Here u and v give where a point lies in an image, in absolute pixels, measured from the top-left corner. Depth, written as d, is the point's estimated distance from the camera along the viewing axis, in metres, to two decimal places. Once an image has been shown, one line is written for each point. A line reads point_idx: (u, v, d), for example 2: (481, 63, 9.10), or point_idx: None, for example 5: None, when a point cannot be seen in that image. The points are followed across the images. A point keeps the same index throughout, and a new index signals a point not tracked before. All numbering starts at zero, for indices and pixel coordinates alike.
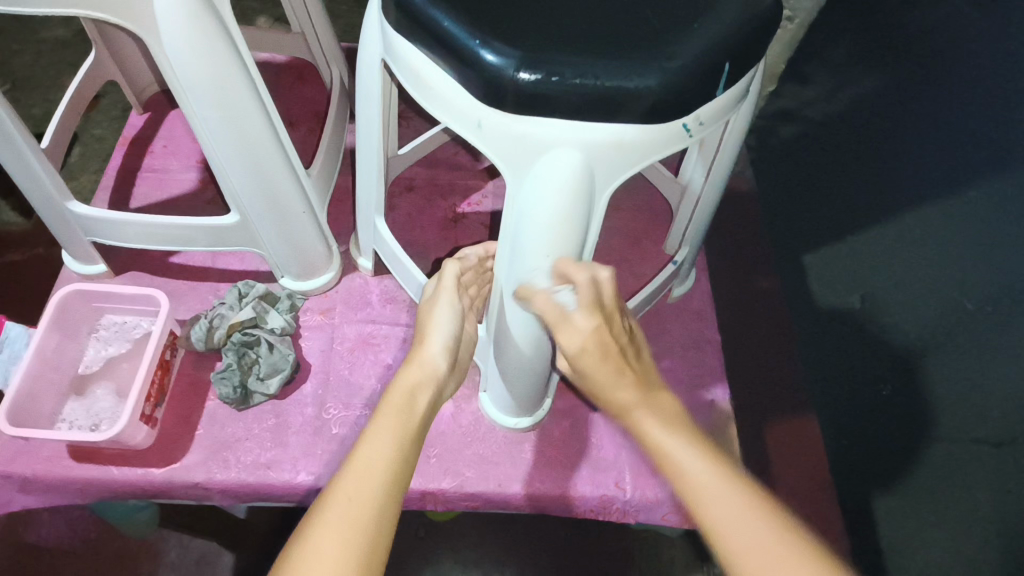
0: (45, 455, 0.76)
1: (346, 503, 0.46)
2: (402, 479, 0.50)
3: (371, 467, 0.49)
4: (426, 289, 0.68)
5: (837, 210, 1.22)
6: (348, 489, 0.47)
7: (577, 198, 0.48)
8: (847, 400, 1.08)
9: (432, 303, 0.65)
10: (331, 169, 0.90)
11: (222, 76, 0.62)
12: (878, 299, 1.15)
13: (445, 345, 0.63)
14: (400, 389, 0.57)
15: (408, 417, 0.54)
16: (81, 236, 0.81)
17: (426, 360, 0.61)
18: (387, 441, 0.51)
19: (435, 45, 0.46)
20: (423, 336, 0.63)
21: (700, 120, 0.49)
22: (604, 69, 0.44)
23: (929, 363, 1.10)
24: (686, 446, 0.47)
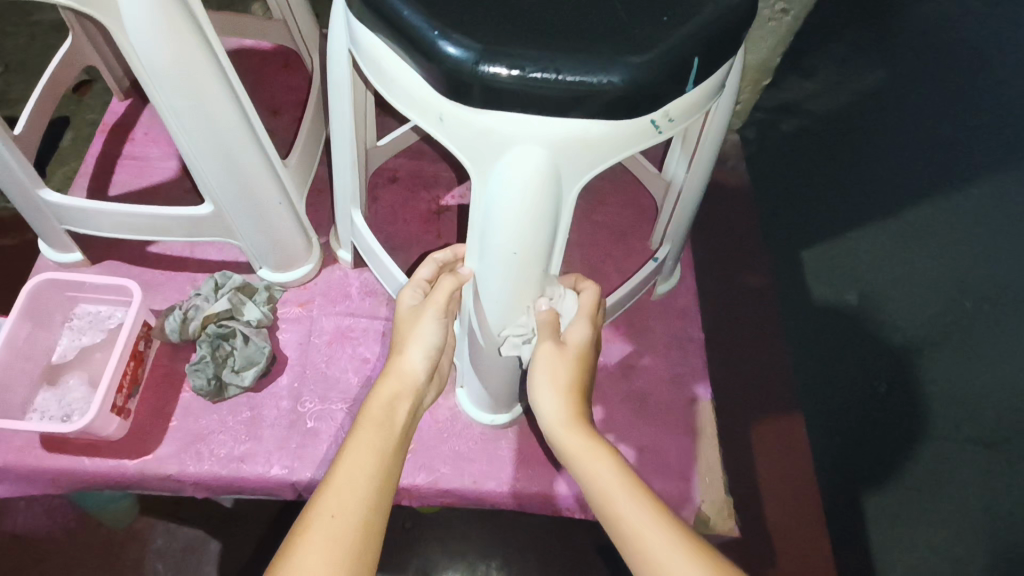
0: (17, 445, 0.75)
1: (328, 523, 0.46)
2: (383, 492, 0.50)
3: (352, 485, 0.48)
4: (406, 294, 0.62)
5: (831, 207, 1.19)
6: (329, 508, 0.47)
7: (544, 195, 0.47)
8: (840, 399, 1.05)
9: (416, 313, 0.60)
10: (311, 159, 0.88)
11: (191, 64, 0.60)
12: (875, 296, 1.12)
13: (427, 358, 0.59)
14: (378, 401, 0.55)
15: (389, 429, 0.54)
16: (55, 224, 0.80)
17: (405, 372, 0.58)
18: (367, 456, 0.51)
19: (396, 36, 0.45)
20: (404, 343, 0.59)
21: (670, 116, 0.47)
22: (567, 63, 0.42)
23: (927, 361, 1.07)
24: (614, 479, 0.49)
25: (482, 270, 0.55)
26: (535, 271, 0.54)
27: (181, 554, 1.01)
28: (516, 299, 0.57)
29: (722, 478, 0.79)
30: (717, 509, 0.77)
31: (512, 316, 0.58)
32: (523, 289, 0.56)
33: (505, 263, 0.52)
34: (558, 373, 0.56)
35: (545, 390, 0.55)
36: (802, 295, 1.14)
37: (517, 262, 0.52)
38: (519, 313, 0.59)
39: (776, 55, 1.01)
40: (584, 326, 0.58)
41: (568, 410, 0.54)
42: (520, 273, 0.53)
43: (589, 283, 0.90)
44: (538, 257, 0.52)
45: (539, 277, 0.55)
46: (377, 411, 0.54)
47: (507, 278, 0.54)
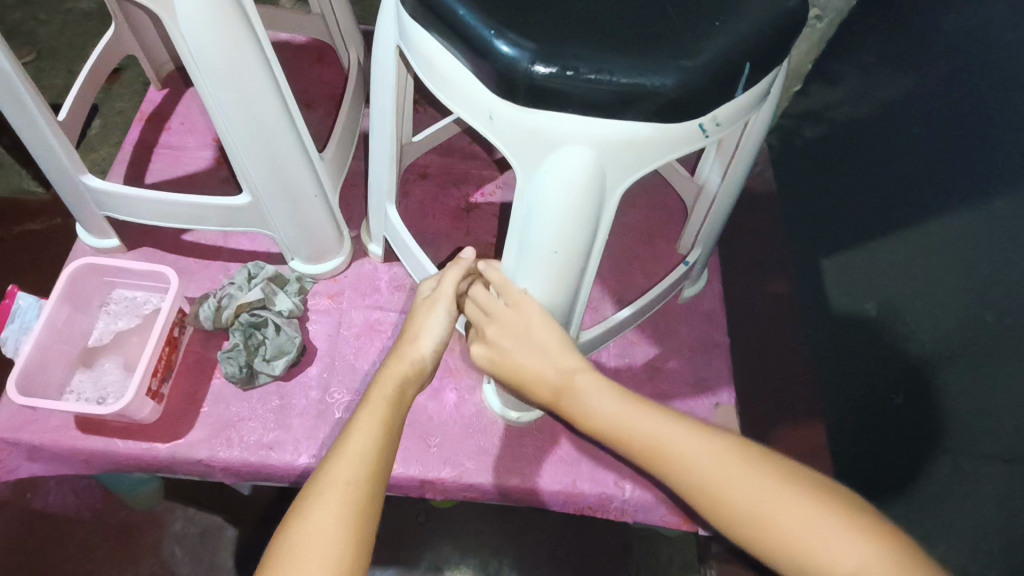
0: (53, 425, 0.77)
1: (341, 489, 0.48)
2: (387, 464, 0.52)
3: (360, 453, 0.51)
4: (423, 288, 0.67)
5: (853, 216, 1.17)
6: (341, 473, 0.49)
7: (587, 195, 0.47)
8: (857, 408, 1.03)
9: (429, 305, 0.64)
10: (345, 154, 0.89)
11: (238, 56, 0.61)
12: (894, 306, 1.10)
13: (436, 347, 0.63)
14: (386, 380, 0.58)
15: (394, 406, 0.56)
16: (95, 210, 0.82)
17: (416, 357, 0.61)
18: (373, 429, 0.53)
19: (450, 34, 0.45)
20: (416, 332, 0.63)
21: (717, 121, 0.48)
22: (620, 66, 0.43)
23: (941, 374, 1.04)
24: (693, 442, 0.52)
25: (520, 268, 0.56)
26: (573, 270, 0.54)
27: (200, 538, 1.02)
28: (552, 298, 0.57)
29: None
30: None
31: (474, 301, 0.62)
32: (560, 288, 0.56)
33: (544, 262, 0.53)
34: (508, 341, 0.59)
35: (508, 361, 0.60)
36: (822, 304, 1.12)
37: (556, 261, 0.52)
38: (554, 311, 0.59)
39: (811, 60, 1.00)
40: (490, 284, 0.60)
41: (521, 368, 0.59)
42: (559, 272, 0.54)
43: (616, 284, 0.90)
44: (577, 256, 0.52)
45: (577, 276, 0.55)
46: (384, 389, 0.57)
47: (545, 277, 0.54)
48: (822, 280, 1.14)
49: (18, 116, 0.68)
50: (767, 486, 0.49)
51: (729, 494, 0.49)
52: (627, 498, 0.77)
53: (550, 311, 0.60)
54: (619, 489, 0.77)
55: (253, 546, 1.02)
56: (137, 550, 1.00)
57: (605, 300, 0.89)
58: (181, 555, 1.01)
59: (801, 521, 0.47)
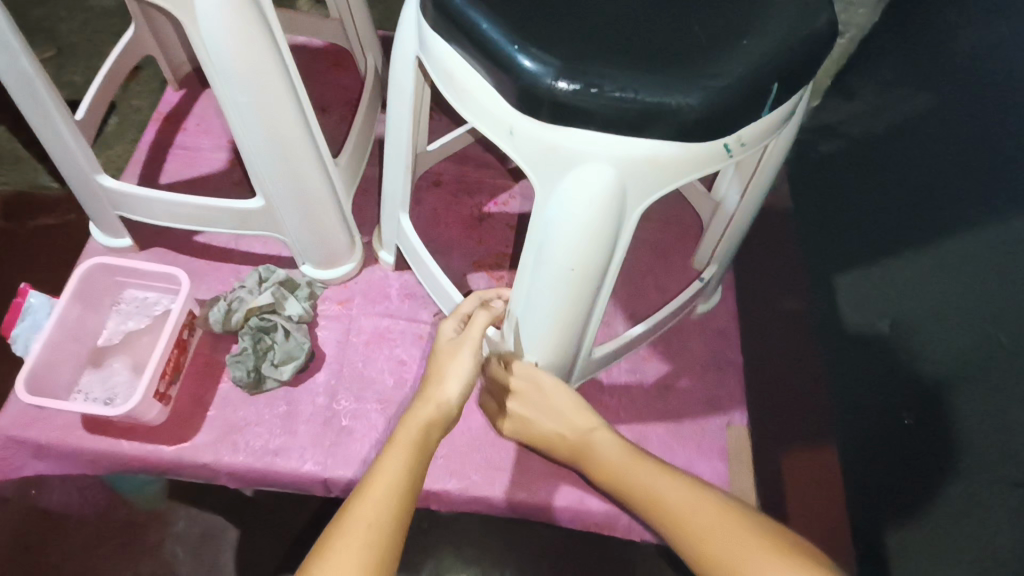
0: (60, 424, 0.76)
1: (362, 530, 0.48)
2: (408, 508, 0.52)
3: (381, 495, 0.51)
4: (444, 329, 0.68)
5: (863, 229, 1.11)
6: (363, 516, 0.49)
7: (607, 213, 0.47)
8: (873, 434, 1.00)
9: (455, 348, 0.65)
10: (359, 159, 0.89)
11: (257, 61, 0.61)
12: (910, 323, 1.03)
13: (462, 388, 0.64)
14: (411, 425, 0.59)
15: (417, 452, 0.57)
16: (109, 210, 0.82)
17: (442, 399, 0.62)
18: (395, 472, 0.54)
19: (472, 47, 0.45)
20: (441, 373, 0.64)
21: (742, 141, 0.47)
22: (645, 83, 0.42)
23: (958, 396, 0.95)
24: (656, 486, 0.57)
25: (534, 284, 0.55)
26: (589, 289, 0.53)
27: (202, 539, 1.02)
28: (566, 315, 0.57)
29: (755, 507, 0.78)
30: None
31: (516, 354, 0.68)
32: (575, 306, 0.55)
33: (560, 279, 0.52)
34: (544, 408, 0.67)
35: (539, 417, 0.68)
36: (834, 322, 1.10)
37: (572, 279, 0.52)
38: (566, 329, 0.59)
39: None
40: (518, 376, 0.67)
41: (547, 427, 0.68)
42: (574, 290, 0.53)
43: (629, 299, 0.89)
44: (593, 275, 0.52)
45: (592, 294, 0.54)
46: (408, 435, 0.58)
47: (560, 294, 0.54)
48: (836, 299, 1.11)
49: (37, 117, 0.69)
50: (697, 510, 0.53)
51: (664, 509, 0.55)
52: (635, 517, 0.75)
53: (564, 327, 0.59)
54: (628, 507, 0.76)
55: (253, 550, 1.01)
56: (137, 548, 1.00)
57: (617, 315, 0.88)
58: (183, 555, 1.00)
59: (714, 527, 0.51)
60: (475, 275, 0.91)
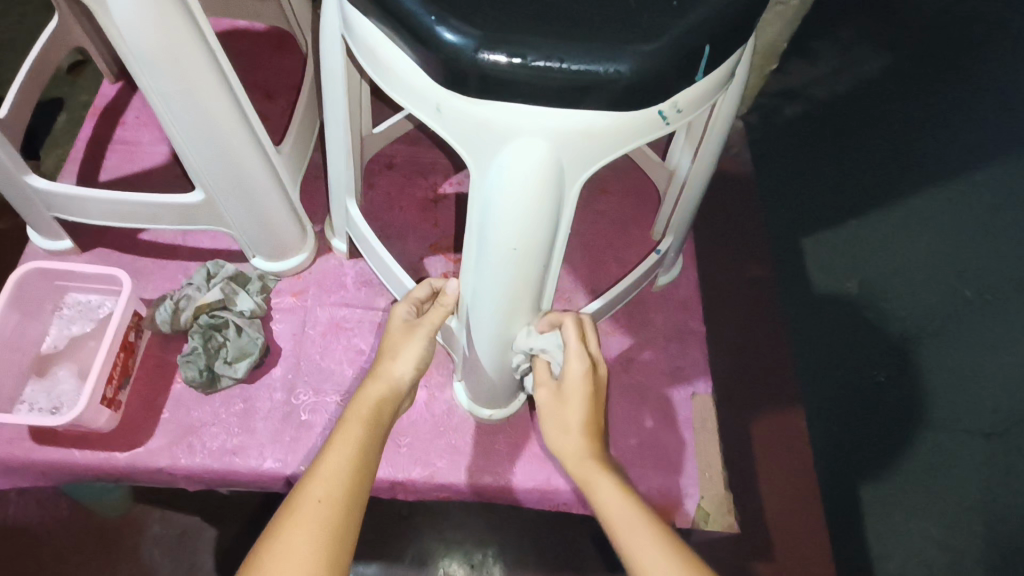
0: (6, 437, 0.74)
1: (314, 509, 0.47)
2: (364, 483, 0.51)
3: (334, 474, 0.50)
4: (397, 312, 0.65)
5: (846, 187, 1.11)
6: (314, 495, 0.48)
7: (545, 189, 0.45)
8: (838, 395, 1.01)
9: (408, 331, 0.64)
10: (304, 145, 0.86)
11: (178, 47, 0.58)
12: (874, 284, 1.05)
13: (414, 370, 0.62)
14: (364, 401, 0.58)
15: (370, 425, 0.56)
16: (43, 212, 0.78)
17: (394, 378, 0.61)
18: (349, 445, 0.53)
19: (391, 21, 0.43)
20: (395, 351, 0.63)
21: (678, 107, 0.45)
22: (571, 51, 0.40)
23: (921, 353, 0.99)
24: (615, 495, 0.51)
25: (480, 264, 0.54)
26: (535, 268, 0.52)
27: (179, 539, 0.99)
28: (515, 296, 0.55)
29: (721, 474, 0.78)
30: (716, 505, 0.76)
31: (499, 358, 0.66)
32: (523, 287, 0.54)
33: (504, 259, 0.51)
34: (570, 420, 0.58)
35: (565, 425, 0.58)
36: (799, 286, 1.10)
37: (516, 258, 0.50)
38: (517, 310, 0.57)
39: (784, 41, 0.98)
40: (578, 360, 0.58)
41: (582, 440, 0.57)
42: (519, 270, 0.52)
43: (589, 275, 0.88)
44: (538, 253, 0.50)
45: (539, 274, 0.53)
46: (360, 409, 0.57)
47: (506, 275, 0.52)
48: (803, 264, 1.11)
49: None
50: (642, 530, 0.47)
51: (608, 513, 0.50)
52: None
53: (515, 309, 0.58)
54: None
55: (232, 548, 0.99)
56: (110, 555, 0.97)
57: (578, 291, 0.87)
58: (159, 558, 0.97)
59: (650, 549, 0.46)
60: (432, 258, 0.89)
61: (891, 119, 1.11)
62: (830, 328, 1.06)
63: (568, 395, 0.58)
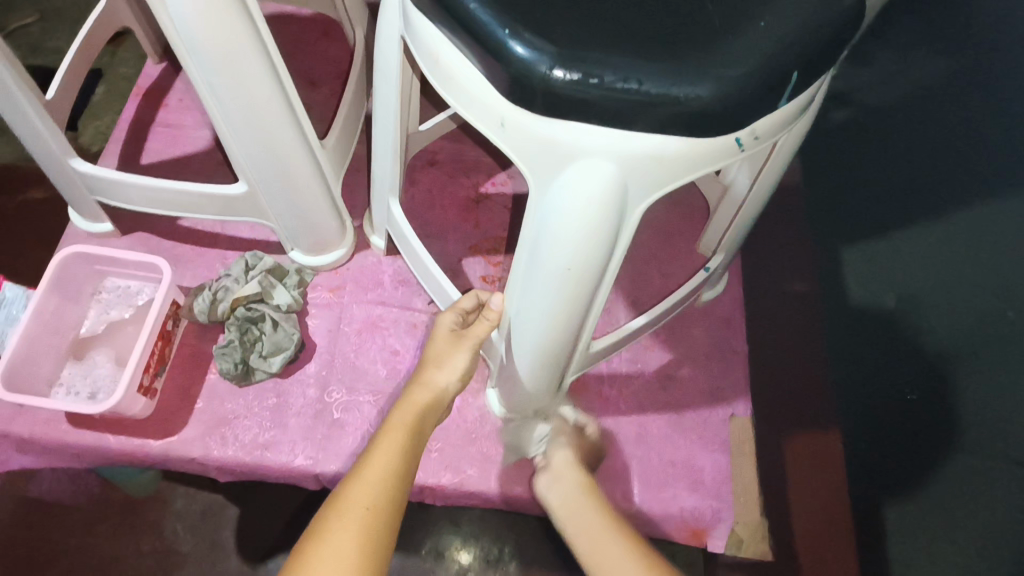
0: (43, 418, 0.74)
1: (360, 512, 0.49)
2: (403, 492, 0.53)
3: (377, 479, 0.52)
4: (443, 320, 0.66)
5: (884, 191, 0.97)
6: (362, 500, 0.50)
7: (607, 212, 0.43)
8: (867, 415, 0.88)
9: (455, 342, 0.64)
10: (348, 140, 0.84)
11: (231, 40, 0.57)
12: (912, 295, 0.89)
13: (456, 382, 0.64)
14: (408, 406, 0.60)
15: (413, 433, 0.58)
16: (86, 194, 0.78)
17: (439, 385, 0.63)
18: (393, 451, 0.55)
19: (458, 30, 0.41)
20: (440, 360, 0.64)
21: (756, 133, 0.43)
22: (650, 72, 0.38)
23: (957, 375, 0.81)
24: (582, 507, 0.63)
25: (529, 280, 0.52)
26: (586, 288, 0.50)
27: (202, 516, 0.99)
28: (562, 314, 0.53)
29: (758, 499, 0.76)
30: (750, 532, 0.75)
31: (539, 373, 0.64)
32: (571, 306, 0.52)
33: (556, 278, 0.49)
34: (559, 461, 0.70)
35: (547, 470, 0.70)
36: (837, 297, 0.98)
37: (568, 278, 0.48)
38: (562, 329, 0.56)
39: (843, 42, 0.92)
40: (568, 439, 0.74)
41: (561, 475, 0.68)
42: (570, 290, 0.50)
43: (630, 286, 0.86)
44: (591, 274, 0.48)
45: (589, 295, 0.52)
46: (405, 415, 0.59)
47: (556, 293, 0.51)
48: (840, 272, 0.98)
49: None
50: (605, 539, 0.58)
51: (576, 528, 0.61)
52: (634, 511, 0.75)
53: (560, 327, 0.56)
54: (627, 501, 0.76)
55: (253, 529, 0.98)
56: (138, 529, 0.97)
57: (619, 303, 0.85)
58: (182, 535, 0.98)
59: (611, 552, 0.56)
60: (471, 260, 0.87)
61: (927, 130, 0.94)
62: (860, 346, 0.92)
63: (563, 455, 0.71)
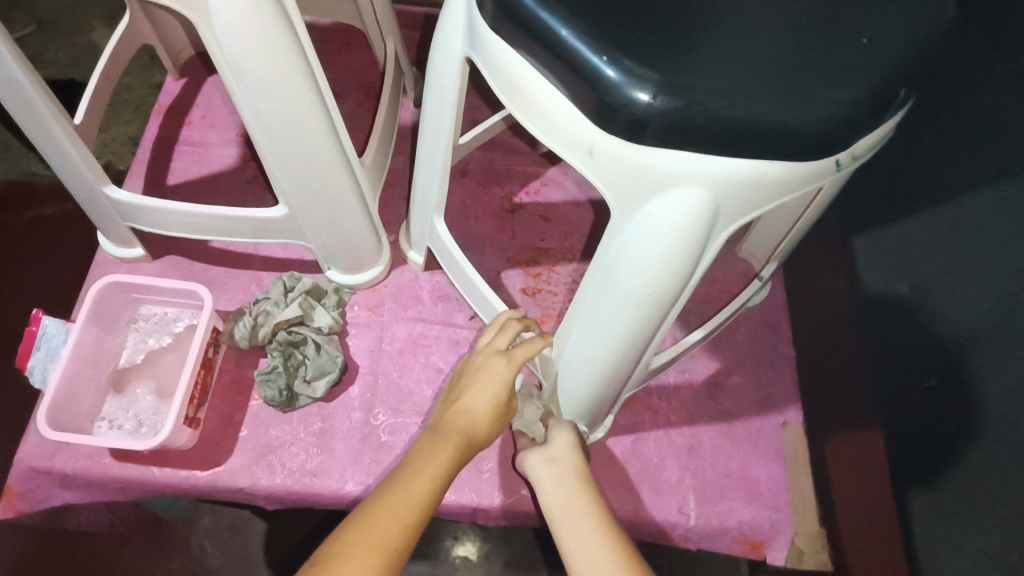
0: (86, 452, 0.72)
1: (373, 537, 0.46)
2: (420, 525, 0.49)
3: (401, 503, 0.49)
4: (492, 341, 0.62)
5: (972, 175, 0.78)
6: (381, 522, 0.47)
7: (695, 239, 0.42)
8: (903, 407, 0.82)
9: (492, 362, 0.60)
10: (384, 154, 0.82)
11: (280, 64, 0.55)
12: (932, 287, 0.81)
13: (489, 409, 0.58)
14: (449, 429, 0.56)
15: (449, 461, 0.54)
16: (119, 221, 0.76)
17: (470, 411, 0.58)
18: (425, 476, 0.51)
19: (548, 56, 0.39)
20: (476, 381, 0.60)
21: (854, 154, 0.41)
22: (755, 98, 0.36)
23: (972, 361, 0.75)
24: (571, 498, 0.58)
25: (599, 305, 0.51)
26: (661, 312, 0.49)
27: (229, 533, 0.93)
28: (633, 338, 0.52)
29: (815, 509, 0.75)
30: (810, 543, 0.74)
31: (598, 394, 0.63)
32: (643, 330, 0.51)
33: (632, 305, 0.47)
34: (552, 445, 0.65)
35: (536, 451, 0.65)
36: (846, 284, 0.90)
37: (645, 304, 0.47)
38: (630, 351, 0.54)
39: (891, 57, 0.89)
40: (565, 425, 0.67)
41: (555, 463, 0.62)
42: (646, 316, 0.48)
43: None
44: (669, 299, 0.47)
45: (661, 318, 0.50)
46: (447, 438, 0.55)
47: (630, 318, 0.49)
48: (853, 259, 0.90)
49: (33, 127, 0.63)
50: (597, 546, 0.53)
51: (563, 520, 0.56)
52: (691, 526, 0.74)
53: (628, 350, 0.54)
54: (683, 516, 0.74)
55: (283, 548, 0.92)
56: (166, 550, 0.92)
57: None
58: (209, 551, 0.92)
59: (598, 557, 0.51)
60: (510, 272, 0.85)
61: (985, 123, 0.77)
62: (884, 340, 0.85)
63: (556, 440, 0.65)
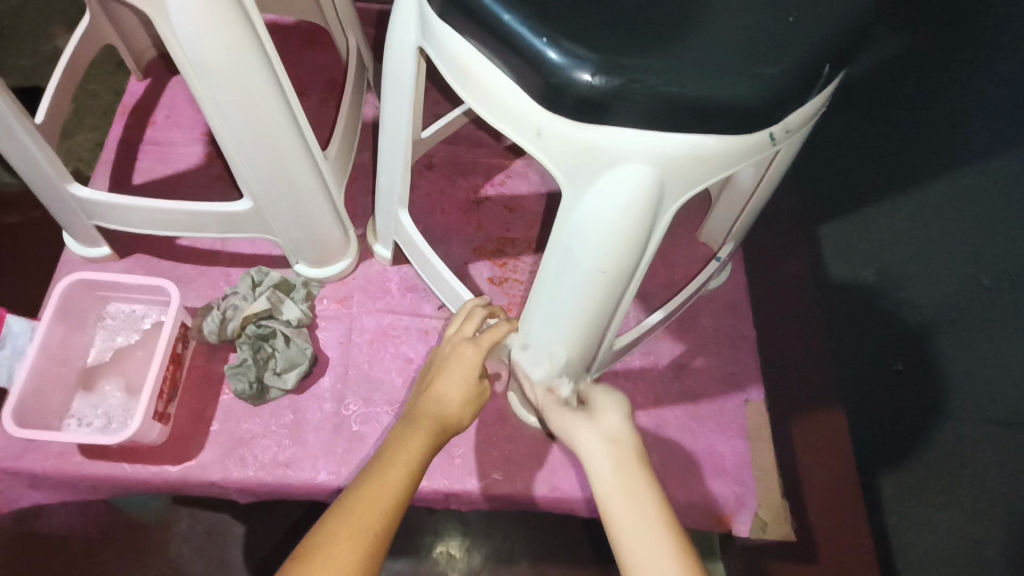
0: (56, 451, 0.72)
1: (355, 527, 0.47)
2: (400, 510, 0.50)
3: (379, 492, 0.50)
4: (458, 329, 0.64)
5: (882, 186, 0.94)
6: (361, 511, 0.48)
7: (644, 213, 0.43)
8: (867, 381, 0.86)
9: (461, 349, 0.62)
10: (348, 148, 0.83)
11: (239, 58, 0.56)
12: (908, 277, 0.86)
13: (462, 394, 0.60)
14: (423, 415, 0.58)
15: (425, 446, 0.55)
16: (83, 220, 0.76)
17: (443, 396, 0.59)
18: (401, 462, 0.52)
19: (494, 41, 0.41)
20: (446, 368, 0.61)
21: (787, 127, 0.44)
22: (690, 75, 0.38)
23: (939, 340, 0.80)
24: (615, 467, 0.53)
25: (558, 283, 0.52)
26: (617, 288, 0.50)
27: (206, 538, 0.93)
28: (593, 315, 0.54)
29: (777, 482, 0.78)
30: (773, 515, 0.76)
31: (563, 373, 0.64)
32: (601, 306, 0.53)
33: (589, 282, 0.49)
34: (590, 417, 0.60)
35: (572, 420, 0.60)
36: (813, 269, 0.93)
37: (601, 281, 0.49)
38: (590, 328, 0.56)
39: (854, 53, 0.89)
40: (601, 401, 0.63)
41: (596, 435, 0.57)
42: (602, 291, 0.50)
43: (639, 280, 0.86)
44: (624, 275, 0.48)
45: (618, 294, 0.52)
46: (421, 424, 0.56)
47: (586, 295, 0.51)
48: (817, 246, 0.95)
49: None
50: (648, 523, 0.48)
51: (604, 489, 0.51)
52: None
53: (589, 327, 0.56)
54: None
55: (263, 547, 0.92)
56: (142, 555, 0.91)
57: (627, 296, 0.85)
58: (189, 556, 0.91)
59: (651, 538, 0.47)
60: (478, 263, 0.87)
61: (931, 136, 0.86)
62: (849, 324, 0.90)
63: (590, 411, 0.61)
